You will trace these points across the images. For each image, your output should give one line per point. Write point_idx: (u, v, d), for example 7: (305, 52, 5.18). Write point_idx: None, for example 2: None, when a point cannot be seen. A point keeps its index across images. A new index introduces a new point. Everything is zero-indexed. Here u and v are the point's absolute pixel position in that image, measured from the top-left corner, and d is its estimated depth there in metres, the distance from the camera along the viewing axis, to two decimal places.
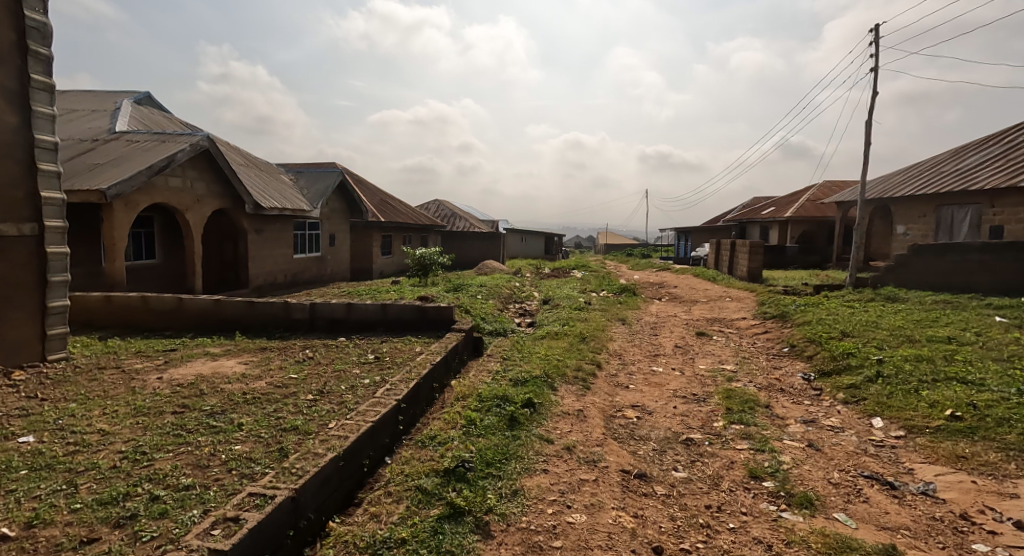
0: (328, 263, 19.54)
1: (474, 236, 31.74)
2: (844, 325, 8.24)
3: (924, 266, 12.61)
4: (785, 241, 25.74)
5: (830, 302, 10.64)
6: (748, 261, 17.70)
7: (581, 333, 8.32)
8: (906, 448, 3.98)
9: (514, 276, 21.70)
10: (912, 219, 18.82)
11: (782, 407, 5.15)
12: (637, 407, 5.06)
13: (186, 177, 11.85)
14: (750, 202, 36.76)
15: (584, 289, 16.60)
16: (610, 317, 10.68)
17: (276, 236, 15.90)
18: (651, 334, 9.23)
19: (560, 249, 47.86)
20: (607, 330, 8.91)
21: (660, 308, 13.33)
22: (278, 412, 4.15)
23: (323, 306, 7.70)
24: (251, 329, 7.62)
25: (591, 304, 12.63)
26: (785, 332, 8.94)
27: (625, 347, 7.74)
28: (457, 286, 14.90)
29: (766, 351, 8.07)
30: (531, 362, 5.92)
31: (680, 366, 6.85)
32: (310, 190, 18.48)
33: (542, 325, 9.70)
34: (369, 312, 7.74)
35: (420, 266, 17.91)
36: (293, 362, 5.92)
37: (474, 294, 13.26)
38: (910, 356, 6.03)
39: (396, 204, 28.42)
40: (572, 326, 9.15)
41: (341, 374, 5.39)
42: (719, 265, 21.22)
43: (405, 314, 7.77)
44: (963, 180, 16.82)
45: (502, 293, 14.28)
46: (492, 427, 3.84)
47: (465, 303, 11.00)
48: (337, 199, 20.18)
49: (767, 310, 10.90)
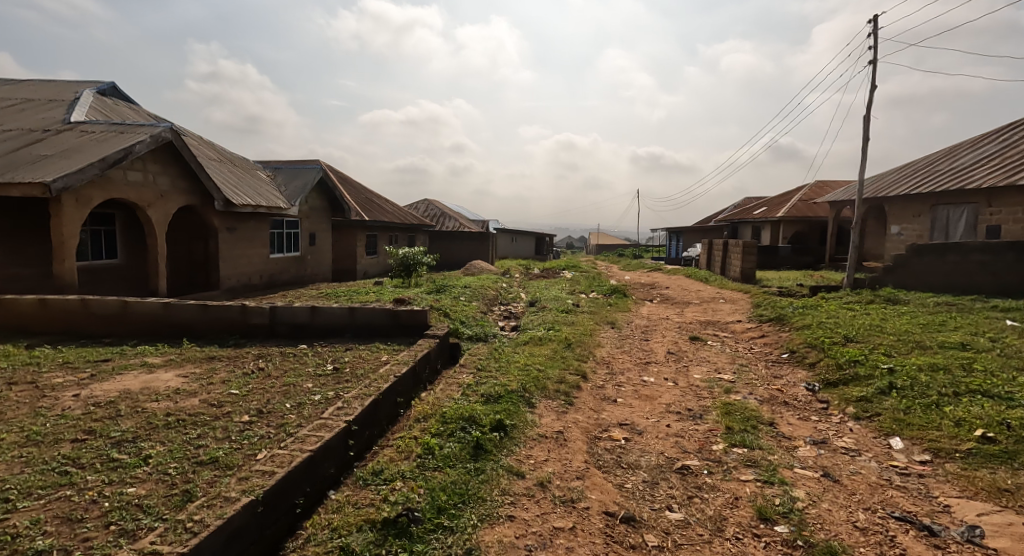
0: (308, 263, 18.80)
1: (461, 236, 30.98)
2: (846, 330, 7.71)
3: (923, 267, 12.19)
4: (777, 241, 25.36)
5: (829, 304, 10.15)
6: (741, 261, 17.24)
7: (568, 338, 7.74)
8: (937, 478, 3.42)
9: (502, 276, 21.09)
10: (907, 219, 18.51)
11: (788, 425, 4.58)
12: (626, 425, 4.46)
13: (147, 171, 11.11)
14: (741, 202, 36.51)
15: (573, 291, 16.03)
16: (599, 320, 10.12)
17: (250, 235, 15.14)
18: (642, 338, 8.67)
19: (551, 249, 47.33)
20: (595, 335, 8.34)
21: (651, 310, 12.80)
22: (199, 439, 3.49)
23: (285, 311, 7.03)
24: (204, 335, 6.93)
25: (579, 306, 12.07)
26: (784, 337, 8.41)
27: (613, 354, 7.16)
28: (440, 288, 14.26)
29: (765, 358, 7.53)
30: (507, 373, 5.31)
31: (672, 375, 6.29)
32: (288, 187, 17.72)
33: (526, 330, 9.12)
34: (335, 317, 7.10)
35: (403, 267, 17.24)
36: (240, 374, 5.25)
37: (457, 296, 12.64)
38: (925, 364, 5.51)
39: (382, 202, 27.69)
40: (558, 330, 8.57)
41: (290, 388, 4.73)
42: (712, 265, 20.78)
43: (375, 319, 7.14)
44: (959, 178, 16.50)
45: (487, 295, 13.66)
46: (452, 458, 3.21)
47: (445, 305, 10.37)
48: (318, 197, 19.43)
49: (764, 313, 10.40)
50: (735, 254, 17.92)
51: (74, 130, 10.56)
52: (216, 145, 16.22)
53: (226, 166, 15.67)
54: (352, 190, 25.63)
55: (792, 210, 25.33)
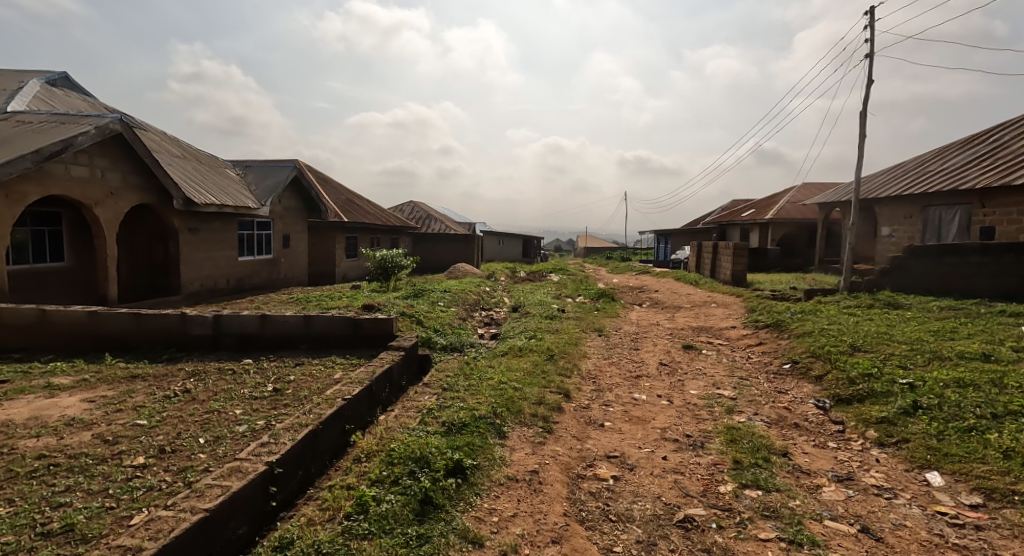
0: (281, 266, 17.86)
1: (445, 238, 30.05)
2: (852, 337, 7.12)
3: (921, 269, 11.73)
4: (766, 243, 24.99)
5: (828, 309, 9.60)
6: (732, 264, 16.71)
7: (550, 349, 7.01)
8: (1000, 532, 2.76)
9: (486, 280, 20.34)
10: (898, 221, 18.21)
11: (804, 455, 3.91)
12: (615, 459, 3.74)
13: (93, 165, 10.19)
14: (730, 205, 36.29)
15: (559, 295, 15.32)
16: (586, 327, 9.41)
17: (216, 237, 14.21)
18: (632, 347, 7.99)
19: (539, 252, 46.70)
20: (581, 345, 7.63)
21: (640, 315, 12.13)
22: (63, 495, 2.66)
23: (231, 319, 6.21)
24: (137, 348, 6.08)
25: (565, 312, 11.38)
26: (784, 346, 7.80)
27: (601, 367, 6.44)
28: (418, 292, 13.48)
29: (765, 370, 6.89)
30: (478, 395, 4.54)
31: (666, 391, 5.60)
32: (259, 185, 16.77)
33: (507, 339, 8.37)
34: (289, 326, 6.29)
35: (381, 270, 16.46)
36: (160, 397, 4.38)
37: (434, 301, 11.85)
38: (949, 380, 4.90)
39: (363, 203, 26.80)
40: (540, 339, 7.84)
41: (213, 414, 3.90)
42: (701, 268, 20.26)
43: (334, 329, 6.35)
44: (951, 178, 16.21)
45: (468, 299, 12.91)
46: (390, 523, 2.45)
47: (420, 311, 9.57)
48: (292, 197, 18.49)
49: (759, 319, 9.80)
50: (725, 256, 17.38)
51: (9, 120, 9.63)
52: (180, 141, 15.27)
53: (191, 163, 14.74)
54: (331, 190, 24.68)
55: (781, 212, 25.00)
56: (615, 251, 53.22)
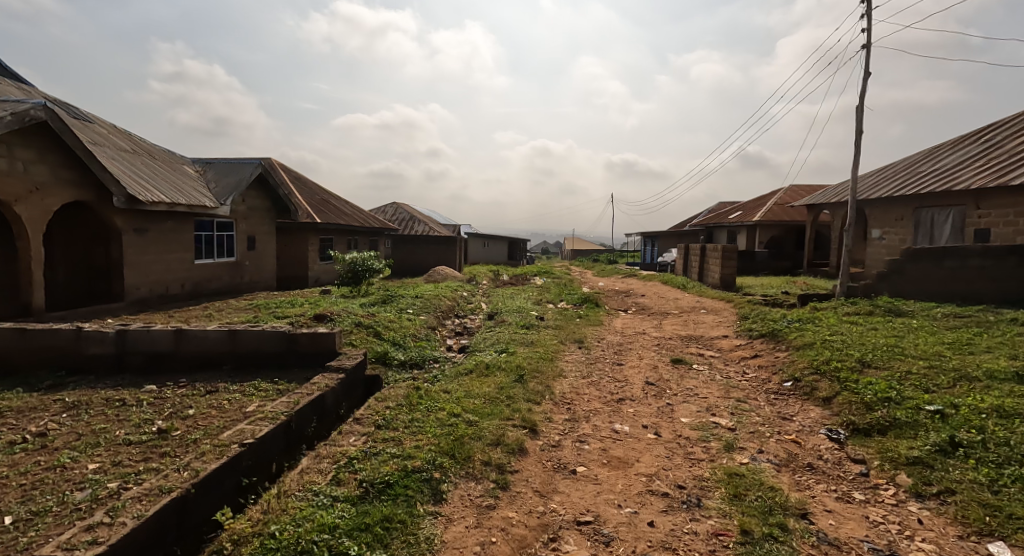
0: (245, 269, 16.73)
1: (426, 241, 28.99)
2: (859, 351, 6.38)
3: (919, 273, 11.11)
4: (753, 246, 24.47)
5: (828, 317, 8.89)
6: (720, 267, 16.04)
7: (521, 366, 6.13)
8: None
9: (466, 283, 19.46)
10: (889, 223, 17.75)
11: (828, 516, 3.07)
12: (587, 527, 2.86)
13: (13, 158, 9.08)
14: (716, 207, 35.91)
15: (540, 300, 14.47)
16: (565, 338, 8.55)
17: (168, 239, 13.08)
18: (615, 362, 7.15)
19: (525, 255, 45.88)
20: (558, 360, 6.76)
21: (625, 322, 11.33)
22: None
23: (138, 335, 5.20)
24: (22, 371, 5.06)
25: (544, 320, 10.52)
26: (783, 361, 7.03)
27: (578, 389, 5.58)
28: (388, 298, 12.52)
29: (764, 389, 6.09)
30: (419, 436, 3.61)
31: (653, 421, 4.74)
32: (219, 183, 15.61)
33: (476, 353, 7.47)
34: (209, 343, 5.30)
35: (352, 274, 15.44)
36: (1, 443, 3.36)
37: (402, 308, 10.90)
38: (987, 408, 4.13)
39: (338, 204, 25.71)
40: (511, 354, 6.97)
41: (51, 473, 2.89)
42: (689, 271, 19.61)
43: (264, 347, 5.37)
44: (943, 179, 15.77)
45: (441, 306, 11.99)
46: None
47: (382, 321, 8.62)
48: (258, 196, 17.37)
49: (753, 327, 9.04)
50: (713, 260, 16.72)
51: None
52: (131, 133, 14.12)
53: (141, 157, 13.62)
54: (304, 190, 23.55)
55: (769, 214, 24.51)
56: (602, 253, 52.70)
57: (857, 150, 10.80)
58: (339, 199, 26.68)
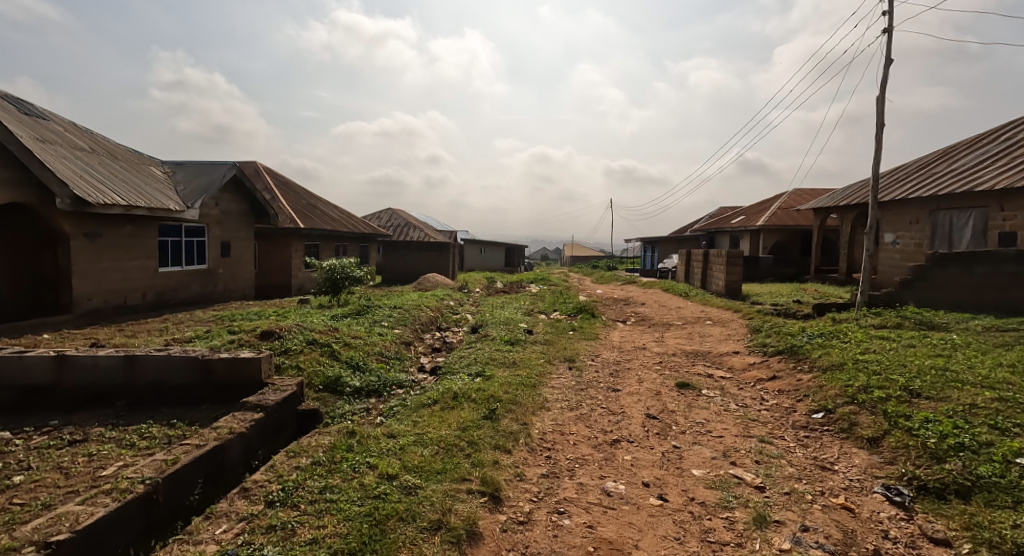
0: (219, 277, 15.70)
1: (417, 247, 27.92)
2: (904, 377, 5.31)
3: (946, 281, 10.07)
4: (757, 251, 23.47)
5: (853, 331, 7.83)
6: (725, 274, 15.02)
7: (495, 396, 5.06)
8: None
9: (456, 291, 18.44)
10: (903, 227, 16.74)
11: None
12: None
13: None
14: (717, 212, 34.98)
15: (531, 310, 13.37)
16: (554, 356, 7.46)
17: (128, 245, 12.06)
18: (609, 386, 6.07)
19: (522, 262, 44.85)
20: (543, 387, 5.68)
21: (624, 335, 10.28)
22: None
23: (8, 365, 4.14)
24: None
25: (532, 334, 9.41)
26: (809, 387, 5.97)
27: (562, 427, 4.49)
28: (363, 309, 11.40)
29: (790, 424, 5.02)
30: (325, 520, 2.54)
31: (657, 476, 3.67)
32: (189, 185, 14.59)
33: (447, 377, 6.38)
34: (100, 373, 4.23)
35: (329, 282, 14.34)
36: None
37: (377, 320, 9.85)
38: None
39: (326, 209, 24.75)
40: (488, 379, 5.91)
41: None
42: (691, 278, 18.56)
43: (170, 377, 4.31)
44: (962, 179, 14.79)
45: (422, 317, 10.94)
46: None
47: (345, 336, 7.51)
48: (234, 199, 16.35)
49: (768, 343, 7.97)
50: (717, 267, 15.68)
51: None
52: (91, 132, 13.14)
53: (101, 157, 12.63)
54: (288, 195, 22.55)
55: (774, 219, 23.47)
56: (601, 259, 51.67)
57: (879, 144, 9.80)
58: (327, 204, 25.67)
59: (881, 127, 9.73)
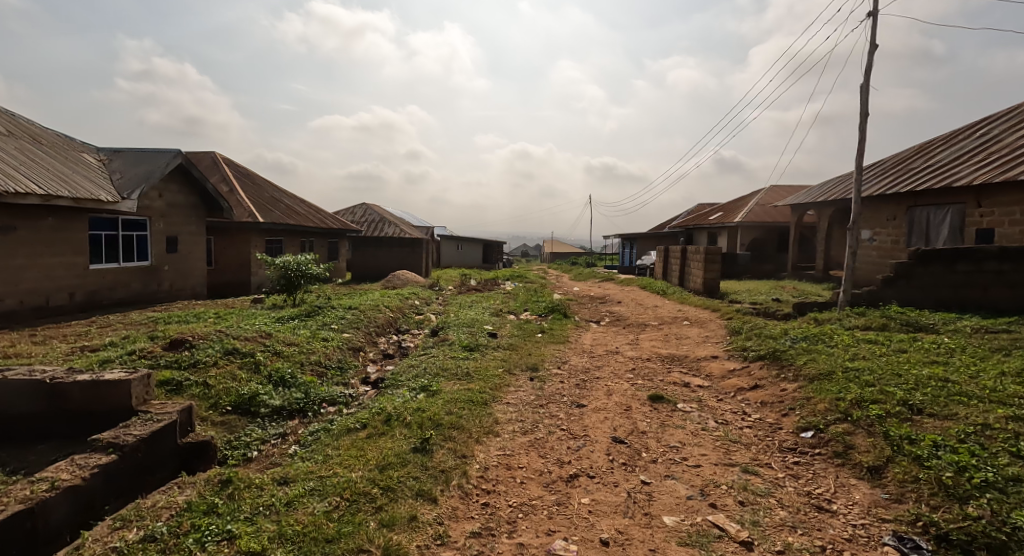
0: (165, 275, 14.48)
1: (388, 243, 26.82)
2: (902, 389, 4.70)
3: (928, 278, 9.65)
4: (735, 248, 23.16)
5: (838, 334, 7.28)
6: (703, 272, 14.49)
7: (434, 418, 4.25)
8: None
9: (425, 290, 17.53)
10: (880, 224, 16.50)
11: None
12: None
13: None
14: (695, 209, 34.75)
15: (499, 310, 12.53)
16: (515, 364, 6.67)
17: (49, 240, 10.81)
18: (573, 401, 5.31)
19: (500, 259, 44.03)
20: (494, 405, 4.89)
21: (597, 337, 9.57)
22: None
23: None
24: None
25: (496, 337, 8.62)
26: (796, 399, 5.31)
27: (509, 460, 3.71)
28: (314, 310, 10.40)
29: (777, 447, 4.35)
30: None
31: (619, 529, 2.92)
32: (126, 173, 13.32)
33: (389, 391, 5.51)
34: None
35: (283, 280, 13.23)
36: None
37: (326, 323, 8.91)
38: None
39: (290, 203, 23.48)
40: (433, 394, 5.10)
41: None
42: (668, 275, 18.02)
43: (11, 405, 3.41)
44: (939, 174, 14.56)
45: (380, 318, 10.06)
46: None
47: (276, 343, 6.55)
48: (182, 190, 15.10)
49: (748, 347, 7.36)
50: (695, 264, 15.13)
51: None
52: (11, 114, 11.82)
53: (20, 142, 11.35)
54: (248, 187, 21.21)
55: (751, 215, 23.16)
56: (580, 256, 51.18)
57: (862, 136, 9.31)
58: (292, 197, 24.35)
59: (865, 117, 9.24)
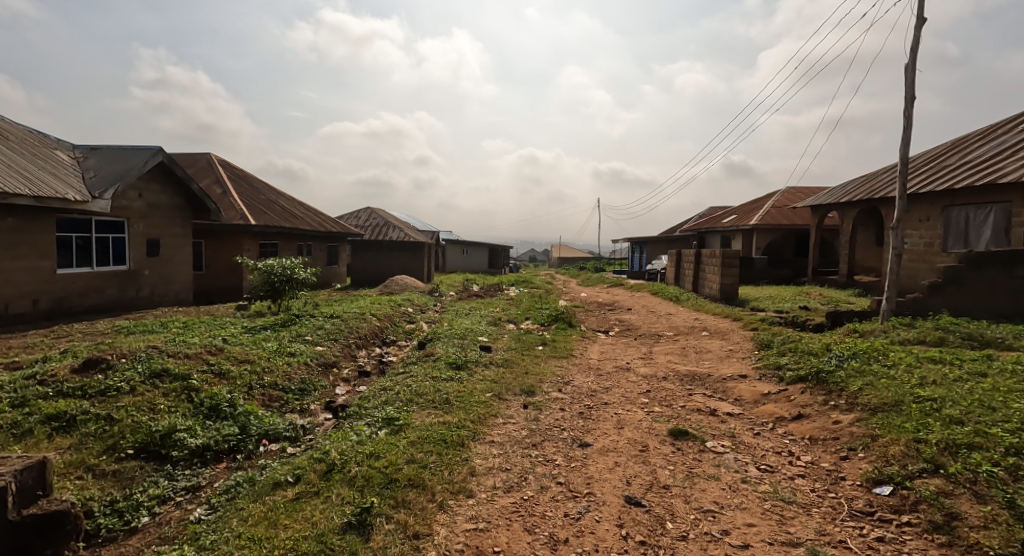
0: (145, 280, 13.63)
1: (388, 247, 25.87)
2: (1009, 433, 3.55)
3: (983, 284, 8.44)
4: (750, 252, 21.91)
5: (891, 351, 6.12)
6: (720, 277, 13.32)
7: (386, 471, 3.19)
8: None
9: (421, 296, 16.53)
10: (913, 225, 15.21)
11: None
12: None
13: None
14: (709, 212, 33.46)
15: (498, 319, 11.47)
16: (508, 387, 5.60)
17: (9, 242, 9.98)
18: (574, 439, 4.23)
19: (506, 264, 42.86)
20: (473, 447, 3.82)
21: (605, 351, 8.46)
22: None
23: None
24: None
25: (489, 352, 7.58)
26: (859, 437, 4.16)
27: (483, 540, 2.64)
28: (291, 319, 9.39)
29: (850, 512, 3.23)
30: None
31: None
32: (102, 172, 12.49)
33: (347, 423, 4.47)
34: None
35: (268, 287, 12.18)
36: None
37: (301, 333, 7.92)
38: None
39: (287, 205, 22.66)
40: (397, 430, 4.05)
41: None
42: (682, 280, 16.85)
43: None
44: (980, 170, 13.30)
45: (364, 328, 9.04)
46: None
47: (227, 360, 5.56)
48: (164, 190, 14.27)
49: (783, 365, 6.22)
50: (711, 269, 13.96)
51: None
52: None
53: None
54: (241, 188, 20.40)
55: (769, 217, 21.90)
56: (587, 261, 49.94)
57: (908, 122, 8.16)
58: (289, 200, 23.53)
59: (911, 101, 8.10)
